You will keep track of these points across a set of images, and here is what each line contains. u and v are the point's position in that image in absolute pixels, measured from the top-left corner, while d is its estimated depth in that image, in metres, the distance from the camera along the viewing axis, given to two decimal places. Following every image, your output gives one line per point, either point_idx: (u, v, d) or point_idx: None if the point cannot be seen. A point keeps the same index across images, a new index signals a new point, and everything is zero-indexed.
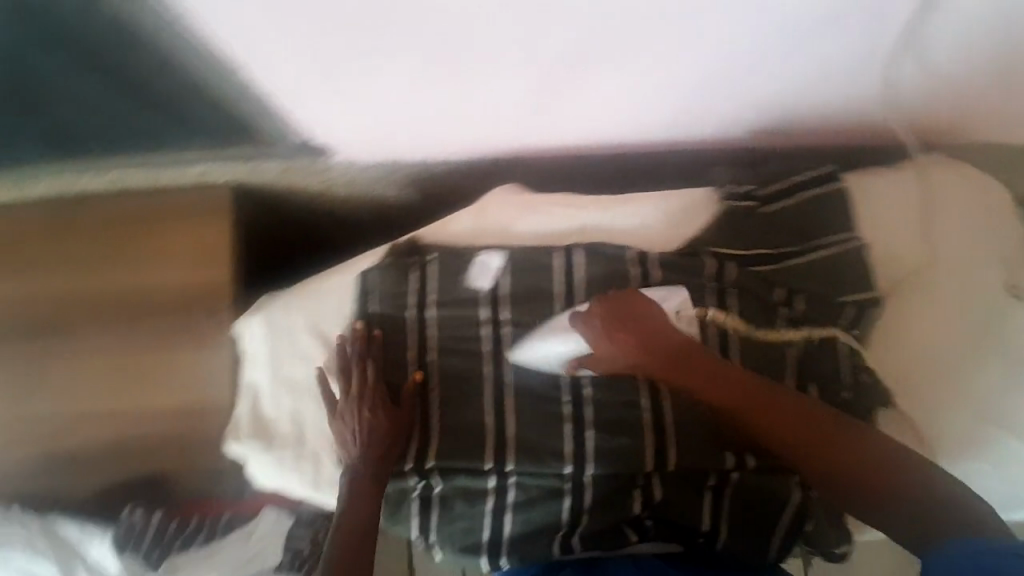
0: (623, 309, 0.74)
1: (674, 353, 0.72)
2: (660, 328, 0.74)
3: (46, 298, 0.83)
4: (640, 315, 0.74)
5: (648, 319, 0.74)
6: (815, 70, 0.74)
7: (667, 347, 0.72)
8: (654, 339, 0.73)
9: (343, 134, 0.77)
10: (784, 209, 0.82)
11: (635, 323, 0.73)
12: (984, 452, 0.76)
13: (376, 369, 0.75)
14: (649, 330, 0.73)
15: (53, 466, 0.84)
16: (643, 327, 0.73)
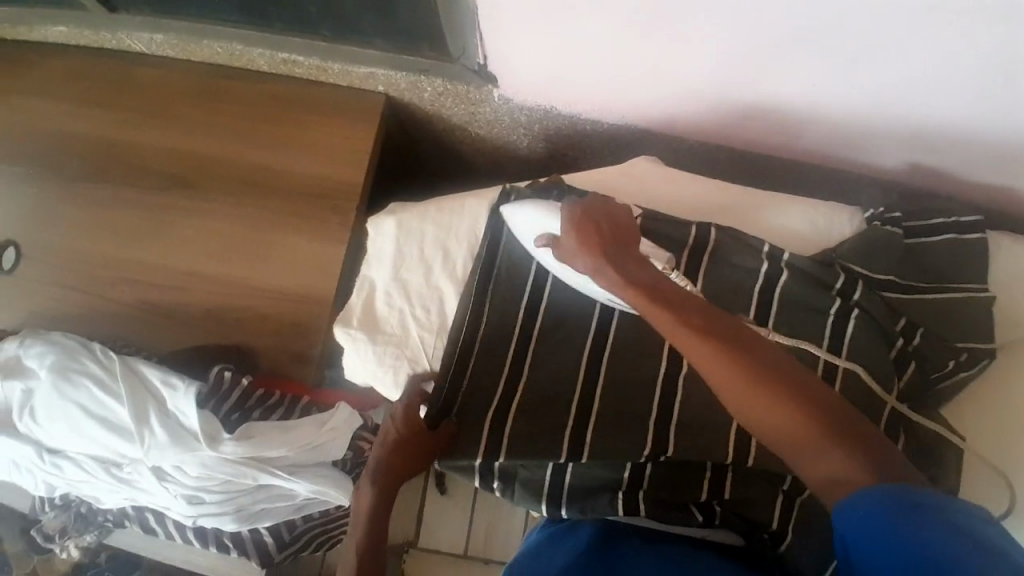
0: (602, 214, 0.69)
1: (640, 271, 0.65)
2: (631, 247, 0.68)
3: (238, 162, 1.00)
4: (609, 225, 0.69)
5: (620, 228, 0.69)
6: (1009, 119, 0.70)
7: (628, 260, 0.67)
8: (618, 250, 0.67)
9: (517, 73, 0.84)
10: (928, 245, 0.80)
11: (607, 231, 0.68)
12: None
13: (492, 299, 0.81)
14: (619, 241, 0.68)
15: (203, 315, 0.98)
16: (617, 240, 0.68)
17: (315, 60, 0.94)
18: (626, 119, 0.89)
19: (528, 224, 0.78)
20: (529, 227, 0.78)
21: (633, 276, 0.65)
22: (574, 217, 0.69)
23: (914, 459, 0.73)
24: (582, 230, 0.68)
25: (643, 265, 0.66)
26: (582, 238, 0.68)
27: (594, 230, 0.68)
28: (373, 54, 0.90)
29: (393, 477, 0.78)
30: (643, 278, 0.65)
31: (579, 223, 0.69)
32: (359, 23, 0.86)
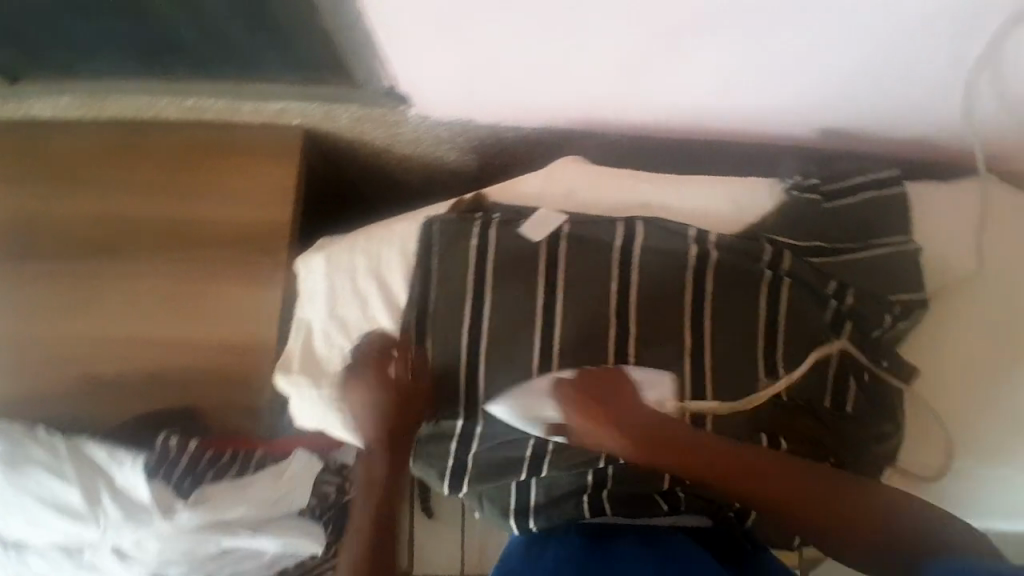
0: (589, 388, 0.72)
1: (647, 429, 0.70)
2: (630, 401, 0.72)
3: (158, 219, 0.96)
4: (603, 388, 0.73)
5: (614, 388, 0.73)
6: (901, 73, 0.71)
7: (635, 429, 0.70)
8: (622, 415, 0.71)
9: (423, 90, 0.83)
10: (844, 209, 0.81)
11: (605, 399, 0.72)
12: (1002, 455, 0.79)
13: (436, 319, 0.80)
14: (618, 403, 0.71)
15: (147, 381, 0.94)
16: (616, 401, 0.72)
17: (224, 102, 0.90)
18: (543, 122, 0.89)
19: (530, 409, 0.77)
20: (528, 409, 0.77)
21: (642, 441, 0.69)
22: (569, 400, 0.72)
23: (862, 414, 0.78)
24: (585, 406, 0.71)
25: (646, 418, 0.71)
26: (591, 418, 0.71)
27: (591, 406, 0.71)
28: (275, 90, 0.87)
29: (395, 455, 0.77)
30: (654, 440, 0.69)
31: (575, 399, 0.72)
32: (261, 59, 0.82)
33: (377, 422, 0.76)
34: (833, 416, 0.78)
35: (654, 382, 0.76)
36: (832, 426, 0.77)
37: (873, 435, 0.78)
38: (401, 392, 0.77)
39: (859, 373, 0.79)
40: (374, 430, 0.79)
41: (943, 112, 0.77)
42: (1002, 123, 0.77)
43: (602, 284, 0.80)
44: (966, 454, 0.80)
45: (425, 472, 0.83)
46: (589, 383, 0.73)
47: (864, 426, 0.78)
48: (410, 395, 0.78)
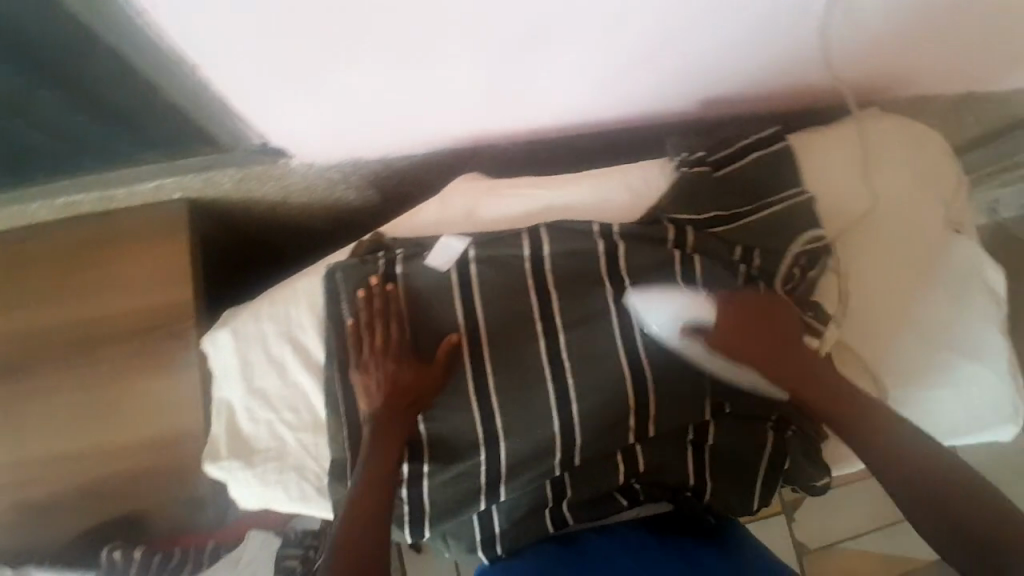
0: (770, 312, 0.75)
1: (785, 348, 0.74)
2: (791, 332, 0.75)
3: (52, 325, 0.91)
4: (768, 314, 0.75)
5: (773, 312, 0.75)
6: (755, 43, 0.73)
7: (770, 350, 0.74)
8: (779, 332, 0.74)
9: (298, 141, 0.80)
10: (735, 173, 0.83)
11: (757, 316, 0.75)
12: (928, 377, 0.83)
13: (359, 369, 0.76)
14: (767, 323, 0.74)
15: (79, 495, 0.89)
16: (768, 323, 0.74)
17: (96, 195, 0.87)
18: (430, 147, 0.87)
19: (664, 312, 0.75)
20: (662, 315, 0.75)
21: (775, 357, 0.73)
22: (725, 309, 0.75)
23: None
24: (738, 321, 0.74)
25: (797, 346, 0.74)
26: (745, 332, 0.74)
27: (757, 322, 0.74)
28: (147, 168, 0.83)
29: (396, 418, 0.74)
30: (782, 363, 0.73)
31: (732, 310, 0.75)
32: (116, 145, 0.79)
33: (387, 382, 0.75)
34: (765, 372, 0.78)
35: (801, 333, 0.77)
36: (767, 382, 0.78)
37: None
38: (410, 351, 0.76)
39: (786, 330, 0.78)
40: (320, 496, 0.77)
41: (808, 65, 0.78)
42: (863, 63, 0.79)
43: (519, 298, 0.79)
44: (897, 385, 0.82)
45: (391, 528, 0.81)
46: (756, 304, 0.75)
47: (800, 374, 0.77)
48: (434, 362, 0.77)
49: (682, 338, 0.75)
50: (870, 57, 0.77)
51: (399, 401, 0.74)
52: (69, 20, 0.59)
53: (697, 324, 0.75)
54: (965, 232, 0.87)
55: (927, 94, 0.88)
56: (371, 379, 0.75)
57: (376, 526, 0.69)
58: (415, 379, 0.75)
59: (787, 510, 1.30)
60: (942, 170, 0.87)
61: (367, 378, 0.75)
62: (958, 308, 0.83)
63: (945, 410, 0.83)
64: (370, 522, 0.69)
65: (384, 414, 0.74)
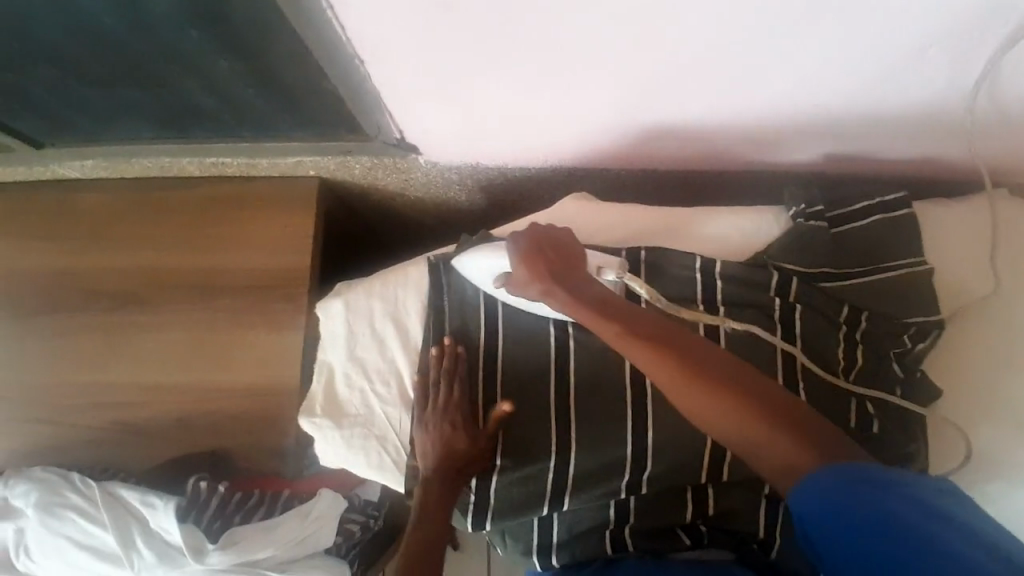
0: (554, 247, 0.73)
1: (587, 288, 0.70)
2: (581, 270, 0.72)
3: (185, 269, 1.01)
4: (556, 253, 0.73)
5: (563, 254, 0.73)
6: (898, 104, 0.72)
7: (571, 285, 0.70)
8: (571, 275, 0.71)
9: (430, 137, 0.86)
10: (850, 233, 0.82)
11: (550, 261, 0.72)
12: None
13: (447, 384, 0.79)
14: (560, 263, 0.72)
15: (176, 426, 0.98)
16: (561, 264, 0.72)
17: (242, 159, 0.97)
18: (549, 162, 0.92)
19: (483, 268, 0.80)
20: (483, 267, 0.79)
21: (581, 297, 0.69)
22: (518, 254, 0.73)
23: (892, 442, 0.75)
24: (528, 258, 0.72)
25: (589, 284, 0.70)
26: (537, 272, 0.71)
27: (548, 258, 0.72)
28: (292, 146, 0.92)
29: (447, 476, 0.77)
30: (580, 295, 0.69)
31: (525, 255, 0.73)
32: (274, 119, 0.87)
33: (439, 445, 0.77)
34: (859, 439, 0.74)
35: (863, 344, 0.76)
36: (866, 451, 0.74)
37: (902, 458, 0.75)
38: (461, 415, 0.78)
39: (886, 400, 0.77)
40: (396, 469, 0.81)
41: (948, 136, 0.77)
42: (1010, 140, 0.76)
43: None
44: (991, 480, 0.78)
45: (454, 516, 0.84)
46: (548, 245, 0.74)
47: (893, 444, 0.75)
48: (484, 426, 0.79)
49: (497, 286, 0.78)
50: (1015, 135, 0.76)
51: (448, 467, 0.77)
52: (265, 4, 0.67)
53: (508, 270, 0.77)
54: None
55: None
56: (426, 439, 0.78)
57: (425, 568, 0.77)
58: (466, 446, 0.77)
59: None
60: None
61: (425, 437, 0.79)
62: None
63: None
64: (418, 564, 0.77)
65: (435, 476, 0.78)
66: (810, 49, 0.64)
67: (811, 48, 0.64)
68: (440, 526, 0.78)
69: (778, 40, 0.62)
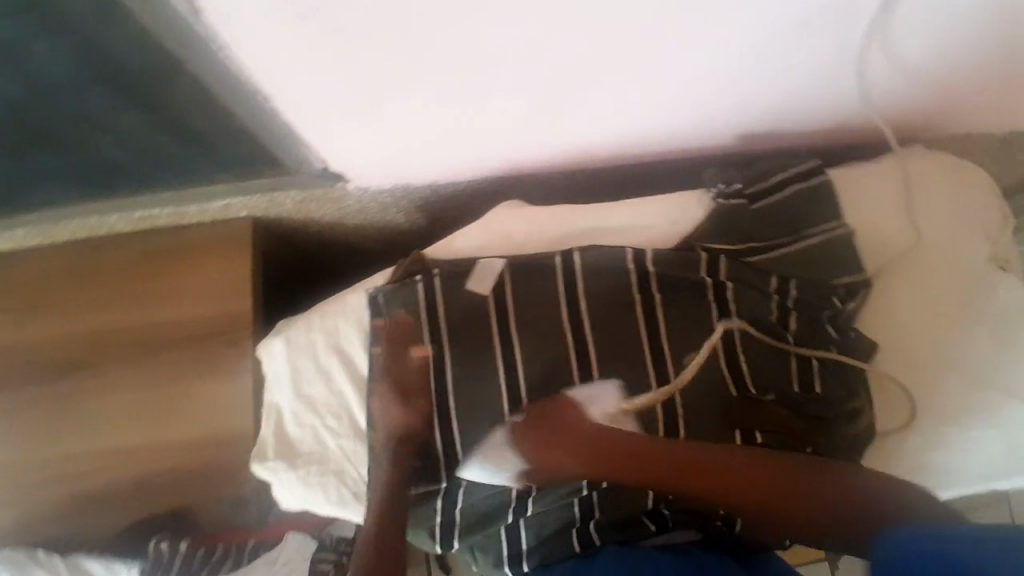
0: (547, 418, 0.76)
1: (593, 446, 0.74)
2: (579, 423, 0.75)
3: (121, 329, 0.99)
4: (549, 416, 0.76)
5: (558, 416, 0.76)
6: (795, 79, 0.75)
7: (585, 451, 0.74)
8: (573, 437, 0.75)
9: (354, 164, 0.86)
10: (770, 206, 0.84)
11: (548, 431, 0.76)
12: (977, 416, 0.81)
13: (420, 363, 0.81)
14: (558, 427, 0.75)
15: (133, 489, 0.95)
16: (558, 440, 0.75)
17: (169, 210, 0.95)
18: (475, 174, 0.93)
19: (497, 471, 0.79)
20: (495, 465, 0.79)
21: (593, 458, 0.74)
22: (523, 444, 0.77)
23: (835, 400, 0.79)
24: (531, 438, 0.76)
25: (596, 437, 0.75)
26: (545, 447, 0.75)
27: (548, 432, 0.76)
28: (218, 189, 0.91)
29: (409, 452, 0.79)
30: (597, 455, 0.74)
31: (527, 437, 0.77)
32: (193, 165, 0.86)
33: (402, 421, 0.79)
34: (801, 400, 0.78)
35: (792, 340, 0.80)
36: (812, 411, 0.78)
37: (848, 413, 0.79)
38: (424, 389, 0.80)
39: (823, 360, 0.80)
40: (357, 500, 0.81)
41: (849, 103, 0.80)
42: (905, 100, 0.80)
43: (555, 319, 0.82)
44: (934, 424, 0.82)
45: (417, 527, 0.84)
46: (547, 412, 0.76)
47: (836, 402, 0.79)
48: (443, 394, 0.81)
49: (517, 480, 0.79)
50: (912, 95, 0.79)
51: (416, 432, 0.80)
52: (159, 54, 0.66)
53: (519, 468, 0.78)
54: (1011, 269, 0.86)
55: (973, 132, 0.88)
56: (391, 408, 0.80)
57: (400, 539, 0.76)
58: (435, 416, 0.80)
59: (830, 556, 1.28)
60: (985, 205, 0.86)
61: (388, 410, 0.80)
62: (1004, 343, 0.82)
63: (975, 449, 0.81)
64: (395, 535, 0.76)
65: (401, 444, 0.79)
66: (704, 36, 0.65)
67: (705, 33, 0.65)
68: (400, 494, 0.78)
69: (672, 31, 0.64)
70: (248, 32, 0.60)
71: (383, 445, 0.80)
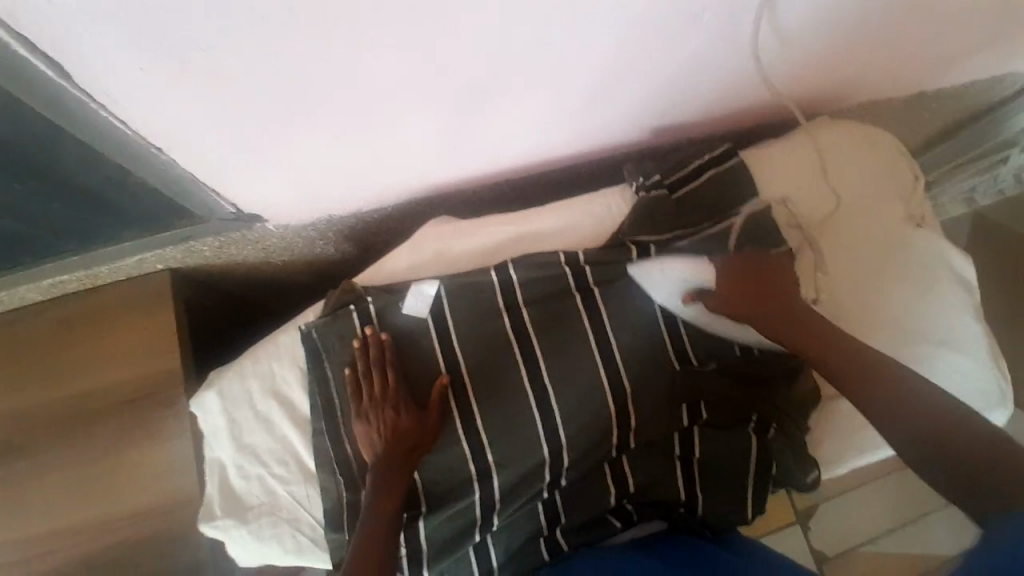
0: (758, 265, 0.78)
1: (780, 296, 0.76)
2: (786, 284, 0.78)
3: (42, 404, 0.93)
4: (757, 270, 0.78)
5: (769, 271, 0.78)
6: (694, 71, 0.76)
7: (767, 300, 0.76)
8: (778, 290, 0.77)
9: (269, 202, 0.83)
10: (690, 192, 0.86)
11: (760, 279, 0.77)
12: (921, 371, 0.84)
13: (394, 372, 0.79)
14: (767, 279, 0.78)
15: (81, 567, 0.90)
16: (768, 290, 0.77)
17: (78, 274, 0.90)
18: (398, 196, 0.91)
19: (670, 281, 0.80)
20: (670, 280, 0.80)
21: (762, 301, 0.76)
22: (727, 275, 0.78)
23: (775, 359, 0.80)
24: (733, 274, 0.78)
25: (791, 294, 0.77)
26: (740, 280, 0.77)
27: (757, 276, 0.78)
28: (130, 246, 0.87)
29: (391, 463, 0.76)
30: (797, 318, 0.75)
31: (735, 271, 0.78)
32: (97, 225, 0.82)
33: (383, 428, 0.77)
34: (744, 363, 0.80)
35: None
36: (751, 373, 0.80)
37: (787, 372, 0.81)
38: (404, 399, 0.77)
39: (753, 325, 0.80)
40: (316, 545, 0.79)
41: (750, 87, 0.83)
42: (803, 78, 0.82)
43: (495, 332, 0.82)
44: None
45: None
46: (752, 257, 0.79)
47: (775, 362, 0.80)
48: (428, 407, 0.78)
49: (686, 302, 0.80)
50: (808, 74, 0.81)
51: (404, 441, 0.76)
52: (32, 118, 0.62)
53: (701, 287, 0.79)
54: (927, 225, 0.90)
55: (870, 99, 0.92)
56: (376, 421, 0.77)
57: (391, 545, 0.74)
58: (421, 422, 0.77)
59: (801, 518, 1.32)
60: (895, 166, 0.90)
61: (365, 425, 0.77)
62: (931, 299, 0.86)
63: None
64: (386, 542, 0.74)
65: (385, 457, 0.76)
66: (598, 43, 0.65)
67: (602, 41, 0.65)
68: (393, 504, 0.75)
69: (566, 42, 0.64)
70: (123, 89, 0.57)
71: (369, 459, 0.77)
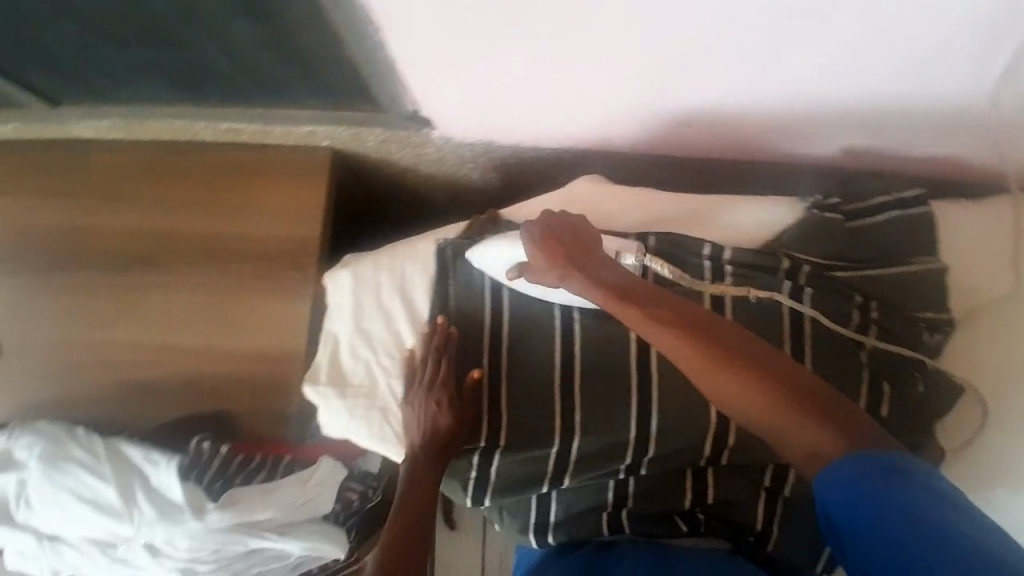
0: (569, 234, 0.72)
1: (611, 274, 0.68)
2: (602, 257, 0.70)
3: (190, 233, 1.01)
4: (570, 240, 0.72)
5: (579, 237, 0.72)
6: (925, 100, 0.71)
7: (595, 273, 0.69)
8: (595, 264, 0.70)
9: (448, 113, 0.85)
10: (865, 227, 0.82)
11: (571, 247, 0.71)
12: None
13: (448, 364, 0.81)
14: (583, 251, 0.71)
15: (182, 388, 0.98)
16: (583, 249, 0.71)
17: (256, 126, 0.95)
18: (565, 144, 0.90)
19: (495, 259, 0.81)
20: (498, 262, 0.81)
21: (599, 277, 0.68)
22: (530, 237, 0.73)
23: (896, 427, 0.77)
24: (546, 246, 0.71)
25: (615, 270, 0.69)
26: (555, 255, 0.70)
27: (569, 247, 0.71)
28: (313, 113, 0.92)
29: (431, 458, 0.78)
30: (639, 294, 0.66)
31: (545, 243, 0.72)
32: (292, 85, 0.87)
33: (425, 423, 0.78)
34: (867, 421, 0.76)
35: (897, 362, 0.79)
36: None
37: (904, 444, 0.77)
38: (448, 392, 0.79)
39: (883, 382, 0.78)
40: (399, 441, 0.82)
41: (973, 134, 0.75)
42: None
43: None
44: (989, 485, 0.80)
45: (449, 486, 0.85)
46: (558, 221, 0.73)
47: (899, 433, 0.77)
48: (466, 403, 0.80)
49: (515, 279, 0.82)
50: None
51: (443, 439, 0.78)
52: None
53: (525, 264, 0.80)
54: None
55: None
56: (418, 415, 0.79)
57: (419, 546, 0.75)
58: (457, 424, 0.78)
59: None
60: None
61: (412, 412, 0.80)
62: None
63: None
64: (414, 543, 0.75)
65: (424, 449, 0.78)
66: (853, 19, 0.60)
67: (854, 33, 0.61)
68: (427, 508, 0.77)
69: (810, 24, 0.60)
70: None
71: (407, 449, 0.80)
